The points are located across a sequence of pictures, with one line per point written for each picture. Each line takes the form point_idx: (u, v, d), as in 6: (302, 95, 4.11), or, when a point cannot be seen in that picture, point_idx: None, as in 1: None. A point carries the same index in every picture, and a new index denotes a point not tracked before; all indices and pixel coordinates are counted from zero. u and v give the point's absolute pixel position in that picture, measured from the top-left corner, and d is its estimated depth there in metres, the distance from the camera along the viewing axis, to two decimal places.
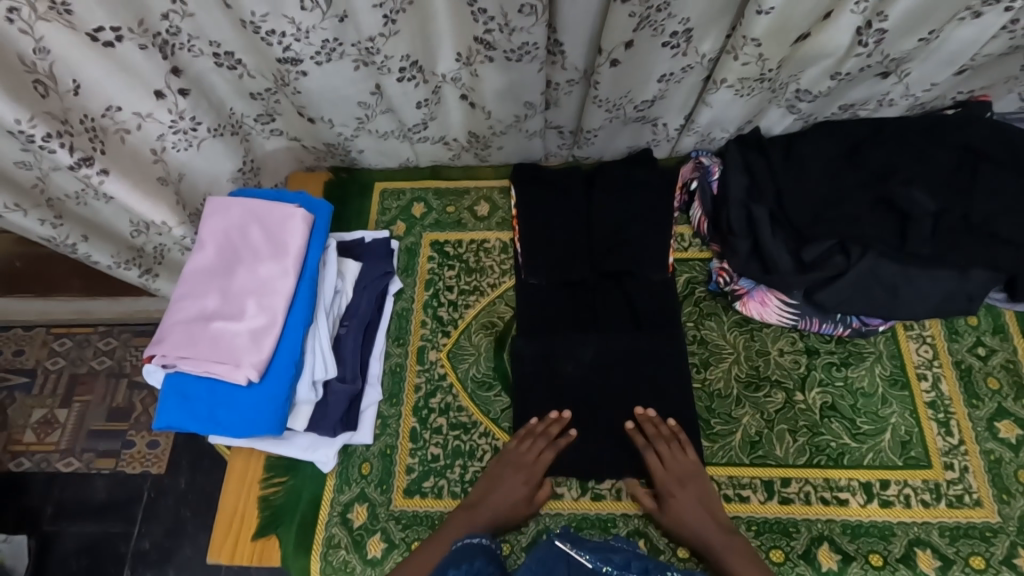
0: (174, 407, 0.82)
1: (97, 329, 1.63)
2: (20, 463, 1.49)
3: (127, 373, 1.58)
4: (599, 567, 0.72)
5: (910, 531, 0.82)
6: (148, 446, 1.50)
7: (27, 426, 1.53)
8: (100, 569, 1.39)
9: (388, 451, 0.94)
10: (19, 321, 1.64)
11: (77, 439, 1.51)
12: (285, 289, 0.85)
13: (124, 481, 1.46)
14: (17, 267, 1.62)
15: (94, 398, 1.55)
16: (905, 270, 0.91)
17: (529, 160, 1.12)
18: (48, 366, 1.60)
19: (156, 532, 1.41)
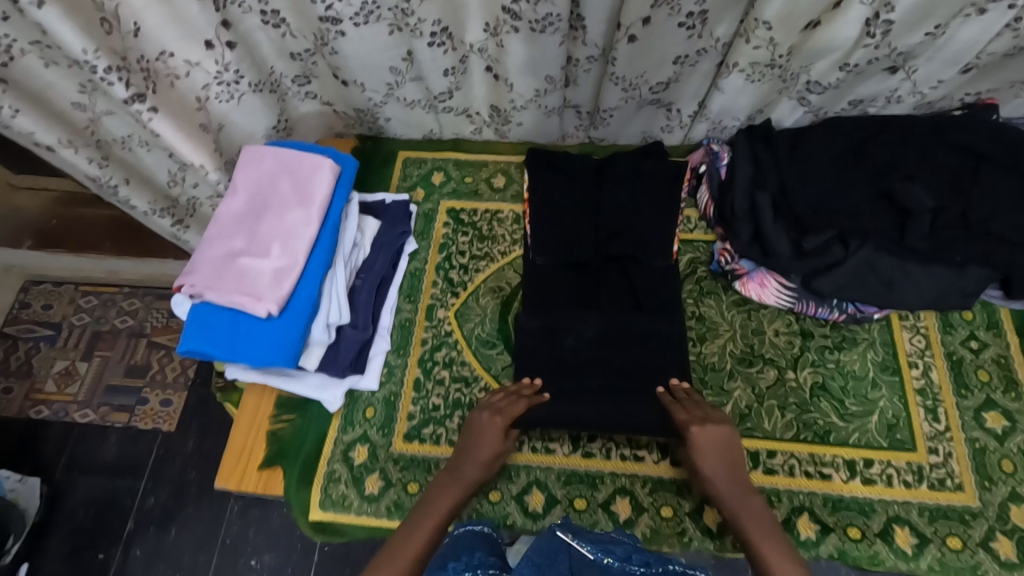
0: (198, 335, 0.88)
1: (122, 290, 1.74)
2: (39, 411, 1.59)
3: (147, 334, 1.68)
4: (599, 559, 0.62)
5: (890, 508, 0.85)
6: (160, 404, 1.58)
7: (49, 376, 1.64)
8: (107, 520, 1.45)
9: (391, 398, 0.99)
10: (51, 277, 1.75)
11: (96, 391, 1.61)
12: (308, 235, 0.89)
13: (136, 436, 1.54)
14: (52, 224, 1.74)
15: (115, 354, 1.66)
16: (902, 262, 0.92)
17: (546, 139, 1.18)
18: (74, 321, 1.71)
19: (162, 490, 1.48)
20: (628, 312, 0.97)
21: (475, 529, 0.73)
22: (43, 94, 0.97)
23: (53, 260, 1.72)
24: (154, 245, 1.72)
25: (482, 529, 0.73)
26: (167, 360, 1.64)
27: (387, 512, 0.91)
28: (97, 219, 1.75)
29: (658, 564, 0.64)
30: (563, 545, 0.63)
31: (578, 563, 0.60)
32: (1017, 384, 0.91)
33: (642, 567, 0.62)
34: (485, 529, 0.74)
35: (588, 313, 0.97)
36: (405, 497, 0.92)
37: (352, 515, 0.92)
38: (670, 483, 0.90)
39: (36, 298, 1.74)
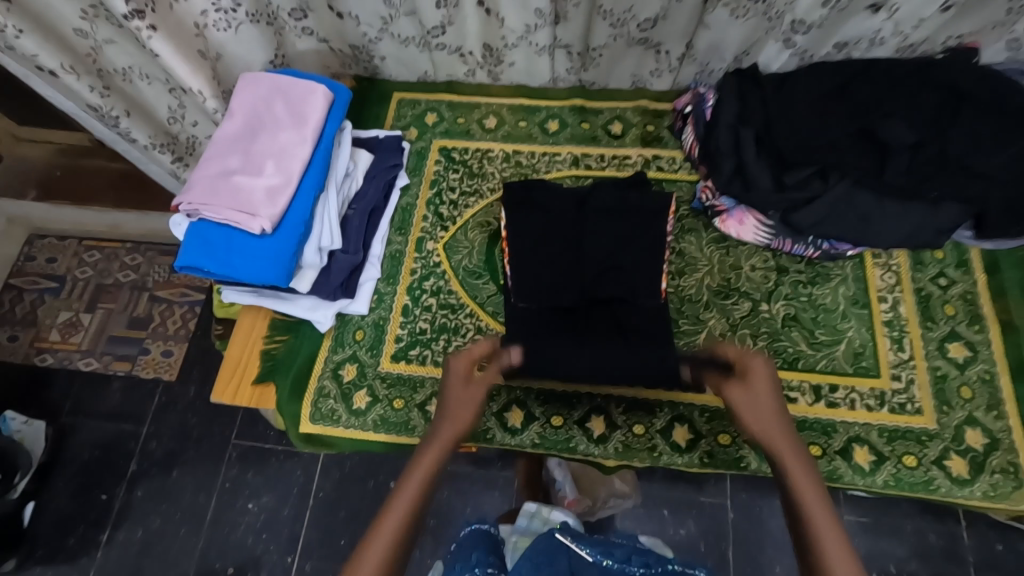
0: (196, 249, 0.92)
1: (125, 245, 1.79)
2: (44, 359, 1.67)
3: (150, 288, 1.74)
4: (599, 561, 0.69)
5: (851, 429, 0.89)
6: (162, 354, 1.64)
7: (54, 326, 1.71)
8: (111, 460, 1.53)
9: (381, 321, 1.03)
10: (55, 231, 1.81)
11: (98, 341, 1.67)
12: (301, 155, 0.93)
13: (138, 383, 1.61)
14: (57, 174, 1.77)
15: (118, 306, 1.72)
16: (881, 199, 0.96)
17: (536, 81, 1.20)
18: (79, 274, 1.77)
19: (162, 435, 1.55)
20: (609, 278, 0.97)
21: (478, 528, 0.78)
22: (45, 19, 1.00)
23: (56, 212, 1.77)
24: (156, 197, 1.76)
25: (486, 528, 0.79)
26: (168, 314, 1.70)
27: (374, 425, 0.96)
28: (101, 171, 1.79)
29: (657, 564, 0.70)
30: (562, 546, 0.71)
31: (577, 563, 0.69)
32: (982, 318, 0.94)
33: (639, 569, 0.68)
34: (489, 528, 0.79)
35: (564, 255, 0.99)
36: (391, 412, 0.96)
37: (340, 429, 0.96)
38: (643, 403, 0.94)
39: (41, 251, 1.81)
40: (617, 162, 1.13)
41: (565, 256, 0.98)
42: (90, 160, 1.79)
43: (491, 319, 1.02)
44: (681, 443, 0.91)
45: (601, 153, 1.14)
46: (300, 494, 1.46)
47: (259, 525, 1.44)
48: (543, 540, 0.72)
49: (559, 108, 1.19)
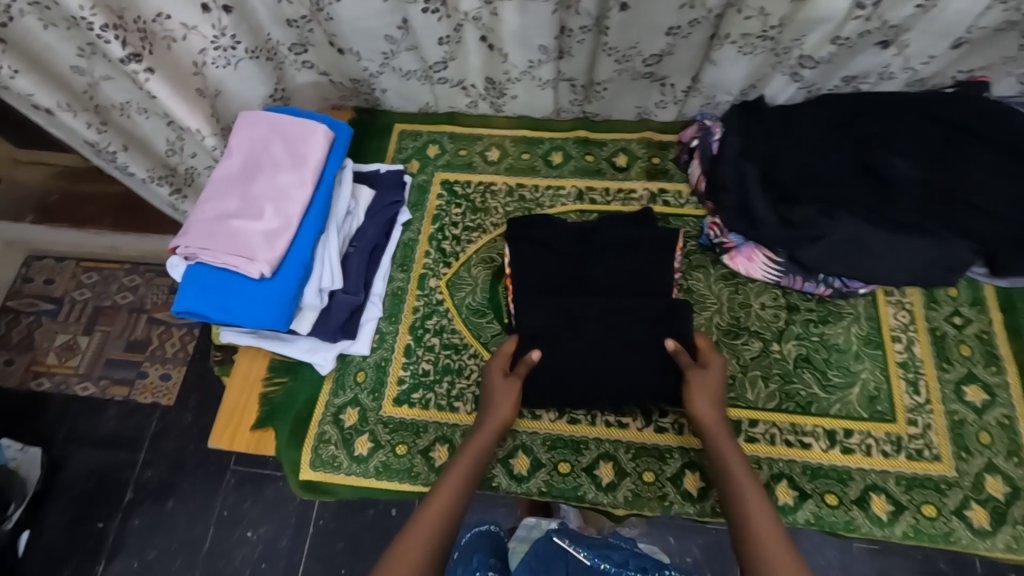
0: (194, 295, 0.89)
1: (124, 267, 1.78)
2: (41, 383, 1.64)
3: (147, 310, 1.71)
4: (596, 564, 0.77)
5: (867, 477, 0.86)
6: (160, 377, 1.62)
7: (51, 349, 1.69)
8: (107, 490, 1.51)
9: (382, 363, 1.01)
10: (53, 253, 1.79)
11: (97, 365, 1.65)
12: (301, 198, 0.91)
13: (136, 410, 1.59)
14: (54, 198, 1.74)
15: (115, 329, 1.69)
16: (889, 237, 0.93)
17: (539, 113, 1.19)
18: (76, 296, 1.75)
19: (159, 463, 1.53)
20: None
21: (483, 529, 0.84)
22: (42, 56, 0.98)
23: (53, 236, 1.75)
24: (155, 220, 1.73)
25: (489, 528, 0.84)
26: (166, 336, 1.67)
27: (375, 473, 0.93)
28: (98, 194, 1.75)
29: (653, 569, 0.77)
30: (561, 552, 0.78)
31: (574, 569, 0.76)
32: (998, 358, 0.92)
33: (635, 571, 0.75)
34: (491, 528, 0.84)
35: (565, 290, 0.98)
36: (393, 458, 0.94)
37: (341, 476, 0.94)
38: (652, 449, 0.92)
39: (40, 272, 1.79)
40: (622, 197, 1.11)
41: (569, 294, 0.97)
42: (88, 184, 1.75)
43: None
44: (693, 492, 0.89)
45: (606, 187, 1.12)
46: (299, 521, 1.43)
47: (257, 556, 1.41)
48: (543, 544, 0.80)
49: (562, 140, 1.18)
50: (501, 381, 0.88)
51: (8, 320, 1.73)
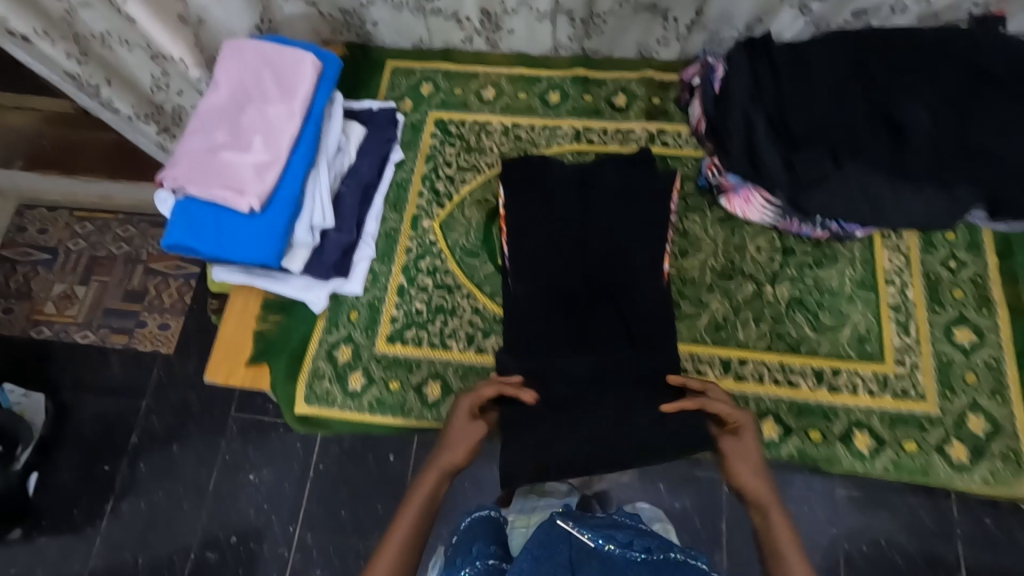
0: (183, 228, 0.88)
1: (117, 217, 1.77)
2: (41, 331, 1.66)
3: (143, 260, 1.71)
4: (601, 546, 0.65)
5: (852, 414, 0.88)
6: (159, 327, 1.64)
7: (49, 298, 1.70)
8: (112, 435, 1.55)
9: (375, 302, 1.01)
10: (45, 202, 1.78)
11: (95, 314, 1.67)
12: (290, 130, 0.89)
13: (137, 357, 1.61)
14: (45, 145, 1.70)
15: (112, 279, 1.70)
16: (891, 181, 0.90)
17: (538, 49, 1.15)
18: (71, 246, 1.75)
19: (163, 410, 1.56)
20: (611, 260, 0.96)
21: (482, 514, 0.80)
22: None
23: (46, 183, 1.73)
24: (147, 169, 1.71)
25: (489, 514, 0.81)
26: (163, 287, 1.68)
27: (369, 407, 0.95)
28: (88, 139, 1.72)
29: (660, 551, 0.65)
30: (564, 536, 0.66)
31: (579, 553, 0.64)
32: (991, 302, 0.92)
33: (641, 553, 0.63)
34: (491, 513, 0.81)
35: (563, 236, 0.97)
36: (387, 394, 0.95)
37: (335, 410, 0.95)
38: None
39: (32, 222, 1.78)
40: (620, 137, 1.09)
41: (563, 241, 0.96)
42: (78, 130, 1.71)
43: (489, 301, 1.00)
44: None
45: (604, 127, 1.10)
46: (302, 464, 1.49)
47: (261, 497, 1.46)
48: (543, 529, 0.67)
49: (560, 79, 1.14)
50: (465, 427, 0.85)
51: (4, 269, 1.73)
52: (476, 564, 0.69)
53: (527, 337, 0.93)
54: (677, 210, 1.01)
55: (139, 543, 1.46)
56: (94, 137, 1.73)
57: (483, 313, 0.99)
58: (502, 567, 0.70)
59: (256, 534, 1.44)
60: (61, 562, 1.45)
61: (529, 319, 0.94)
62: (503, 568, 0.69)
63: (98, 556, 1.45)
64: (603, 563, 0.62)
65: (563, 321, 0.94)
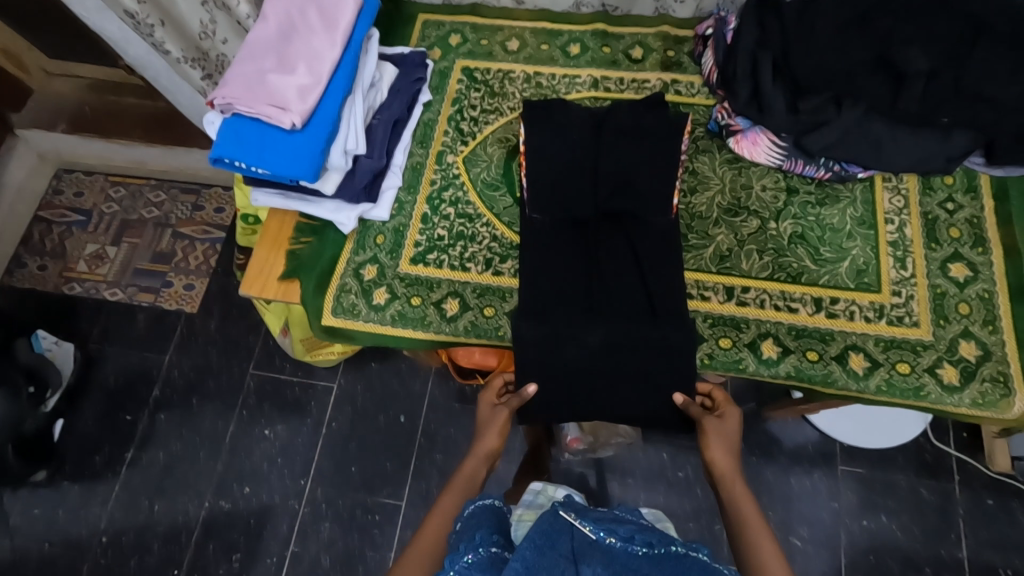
0: (229, 143, 0.96)
1: (150, 182, 1.90)
2: (73, 288, 1.78)
3: (171, 225, 1.84)
4: (601, 539, 0.67)
5: (848, 338, 0.92)
6: (184, 288, 1.76)
7: (81, 258, 1.81)
8: (135, 386, 1.66)
9: (400, 228, 1.08)
10: (82, 167, 1.91)
11: (124, 273, 1.79)
12: (331, 57, 0.97)
13: (161, 313, 1.73)
14: (85, 108, 1.83)
15: (142, 242, 1.82)
16: (894, 128, 0.99)
17: (560, 5, 1.23)
18: (105, 210, 1.88)
19: (185, 364, 1.67)
20: (623, 192, 1.01)
21: (485, 504, 0.80)
22: None
23: (86, 146, 1.85)
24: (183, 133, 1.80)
25: (493, 504, 0.80)
26: (189, 250, 1.80)
27: (391, 320, 1.01)
28: (128, 104, 1.84)
29: (659, 544, 0.68)
30: (567, 528, 0.68)
31: (580, 544, 0.66)
32: (985, 241, 0.97)
33: (642, 549, 0.66)
34: (495, 503, 0.81)
35: (575, 175, 1.03)
36: (408, 308, 1.02)
37: (360, 321, 1.02)
38: None
39: (69, 185, 1.92)
40: (636, 85, 1.15)
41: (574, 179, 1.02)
42: (116, 94, 1.84)
43: (507, 229, 1.06)
44: None
45: (620, 77, 1.16)
46: (316, 422, 1.58)
47: (274, 451, 1.57)
48: (547, 517, 0.70)
49: (580, 33, 1.21)
50: (491, 414, 0.98)
51: (41, 229, 1.85)
52: (479, 552, 0.67)
53: (541, 262, 0.99)
54: (688, 150, 1.07)
55: (155, 489, 1.55)
56: (133, 103, 1.84)
57: (501, 241, 1.05)
58: (504, 556, 0.68)
59: (267, 486, 1.53)
60: (81, 506, 1.55)
61: (542, 245, 1.01)
62: (504, 557, 0.67)
63: (117, 500, 1.55)
64: (603, 556, 0.65)
65: (573, 250, 1.00)
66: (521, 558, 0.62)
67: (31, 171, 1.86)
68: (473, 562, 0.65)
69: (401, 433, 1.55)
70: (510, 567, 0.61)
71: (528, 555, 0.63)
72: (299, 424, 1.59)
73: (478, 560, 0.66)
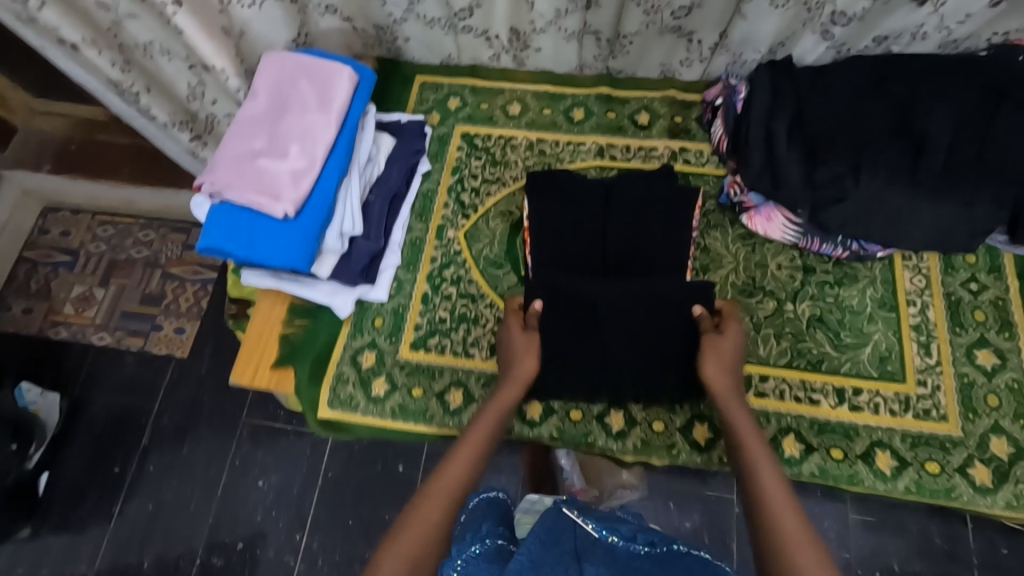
0: (218, 232, 0.91)
1: (139, 221, 1.80)
2: (58, 332, 1.68)
3: (161, 265, 1.75)
4: (604, 537, 0.67)
5: (873, 434, 0.88)
6: (174, 331, 1.66)
7: (68, 299, 1.72)
8: (125, 432, 1.57)
9: (400, 309, 1.03)
10: (68, 205, 1.82)
11: (112, 316, 1.69)
12: (326, 139, 0.92)
13: (151, 358, 1.63)
14: (72, 147, 1.75)
15: (131, 282, 1.73)
16: (912, 197, 0.92)
17: (564, 67, 1.18)
18: (92, 249, 1.78)
19: (175, 411, 1.58)
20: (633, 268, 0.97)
21: (489, 496, 0.77)
22: None
23: (72, 187, 1.76)
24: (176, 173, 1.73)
25: (497, 496, 0.78)
26: (180, 291, 1.70)
27: (391, 413, 0.96)
28: (119, 142, 1.77)
29: (661, 542, 0.68)
30: (570, 527, 0.67)
31: (583, 542, 0.65)
32: (1011, 324, 0.93)
33: (643, 547, 0.66)
34: (500, 495, 0.78)
35: (584, 252, 0.98)
36: (410, 400, 0.96)
37: (358, 414, 0.96)
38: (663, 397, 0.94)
39: (55, 224, 1.81)
40: (643, 154, 1.11)
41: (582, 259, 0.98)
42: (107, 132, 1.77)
43: None
44: (700, 441, 0.91)
45: (627, 144, 1.12)
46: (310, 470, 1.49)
47: (268, 502, 1.48)
48: (550, 515, 0.69)
49: (584, 97, 1.17)
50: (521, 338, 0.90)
51: (26, 268, 1.77)
52: (485, 543, 0.66)
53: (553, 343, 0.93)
54: (700, 228, 1.03)
55: (143, 543, 1.47)
56: (125, 141, 1.77)
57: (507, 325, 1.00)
58: (510, 548, 0.67)
59: (262, 540, 1.45)
60: (66, 562, 1.46)
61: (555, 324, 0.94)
62: (511, 549, 0.67)
63: (105, 554, 1.46)
64: (607, 555, 0.63)
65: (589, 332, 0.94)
66: (526, 552, 0.62)
67: (15, 208, 1.76)
68: (479, 551, 0.64)
69: (401, 481, 1.48)
70: (515, 562, 0.60)
71: (530, 547, 0.62)
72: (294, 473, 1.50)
73: (485, 550, 0.65)
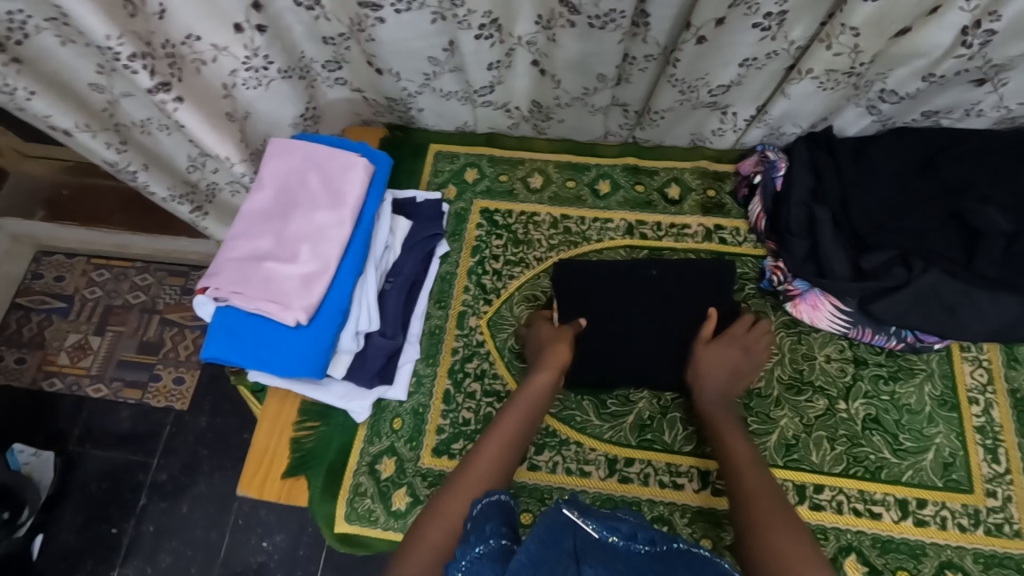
0: (222, 341, 0.83)
1: (135, 264, 1.46)
2: (53, 384, 1.36)
3: (160, 310, 1.42)
4: (605, 538, 0.50)
5: (943, 553, 0.81)
6: (175, 381, 1.34)
7: (63, 348, 1.39)
8: (118, 494, 1.26)
9: (420, 409, 0.95)
10: (63, 247, 1.48)
11: (109, 365, 1.37)
12: (339, 237, 0.85)
13: (149, 414, 1.32)
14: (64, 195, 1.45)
15: (127, 329, 1.40)
16: (969, 288, 0.84)
17: (586, 137, 1.12)
18: (87, 294, 1.45)
19: (174, 465, 1.27)
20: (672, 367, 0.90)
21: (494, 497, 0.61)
22: (58, 76, 0.88)
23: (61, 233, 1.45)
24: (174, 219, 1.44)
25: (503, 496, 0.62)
26: (181, 338, 1.38)
27: None
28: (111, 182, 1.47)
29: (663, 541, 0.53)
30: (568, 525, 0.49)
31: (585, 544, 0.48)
32: None
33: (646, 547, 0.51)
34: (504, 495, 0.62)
35: (620, 351, 0.91)
36: None
37: (378, 530, 0.90)
38: (709, 514, 0.87)
39: (49, 269, 1.47)
40: (675, 232, 1.04)
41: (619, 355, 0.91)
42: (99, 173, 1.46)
43: None
44: None
45: (658, 221, 1.05)
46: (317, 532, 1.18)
47: (274, 570, 1.17)
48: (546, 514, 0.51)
49: (610, 167, 1.10)
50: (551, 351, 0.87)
51: (17, 316, 1.43)
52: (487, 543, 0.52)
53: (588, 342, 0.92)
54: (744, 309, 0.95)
55: None
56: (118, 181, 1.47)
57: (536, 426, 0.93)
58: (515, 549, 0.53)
59: None
60: None
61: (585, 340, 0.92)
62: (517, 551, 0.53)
63: None
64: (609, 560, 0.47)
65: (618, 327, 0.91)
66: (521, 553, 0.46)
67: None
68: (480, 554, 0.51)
69: None
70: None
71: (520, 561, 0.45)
72: (304, 528, 1.19)
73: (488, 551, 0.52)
